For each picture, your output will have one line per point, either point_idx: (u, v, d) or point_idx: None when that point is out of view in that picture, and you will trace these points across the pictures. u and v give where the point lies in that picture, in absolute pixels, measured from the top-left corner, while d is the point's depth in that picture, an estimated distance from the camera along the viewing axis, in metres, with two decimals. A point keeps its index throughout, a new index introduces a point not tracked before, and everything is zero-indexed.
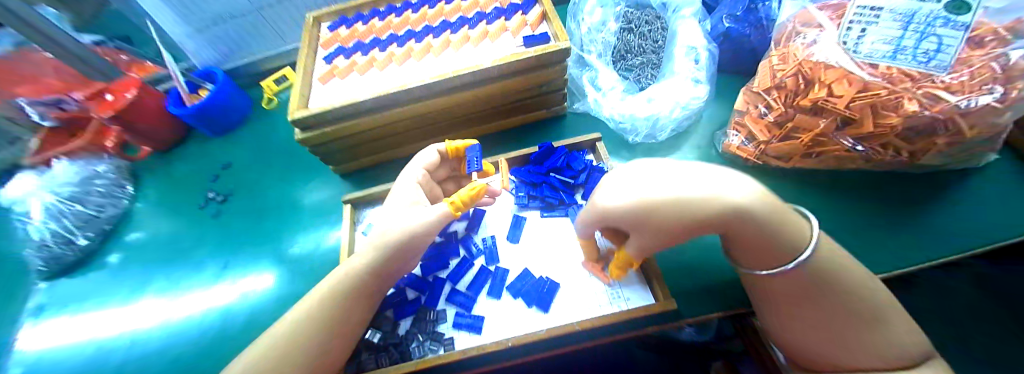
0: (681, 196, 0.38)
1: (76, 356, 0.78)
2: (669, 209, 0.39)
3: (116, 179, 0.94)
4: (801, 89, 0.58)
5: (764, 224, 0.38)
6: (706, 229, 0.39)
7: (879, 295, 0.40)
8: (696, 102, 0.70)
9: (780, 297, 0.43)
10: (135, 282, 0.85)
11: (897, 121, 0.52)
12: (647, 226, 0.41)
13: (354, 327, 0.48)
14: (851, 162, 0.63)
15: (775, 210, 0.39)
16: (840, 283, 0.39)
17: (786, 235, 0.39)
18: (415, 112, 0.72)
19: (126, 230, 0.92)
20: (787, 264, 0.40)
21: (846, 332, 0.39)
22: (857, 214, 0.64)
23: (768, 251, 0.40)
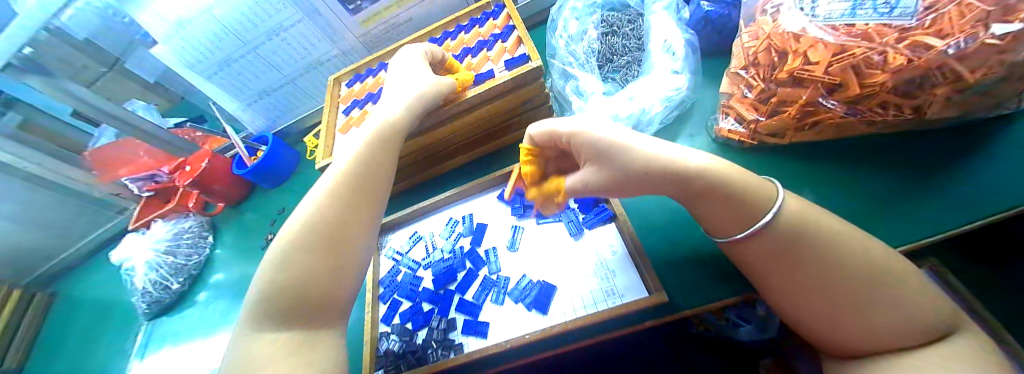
0: (628, 147, 0.50)
1: None
2: (612, 149, 0.51)
3: (198, 231, 1.13)
4: (776, 63, 0.58)
5: (705, 182, 0.47)
6: (658, 172, 0.49)
7: (880, 256, 0.39)
8: (677, 93, 0.72)
9: (764, 266, 0.46)
10: (215, 318, 1.02)
11: (884, 77, 0.50)
12: (607, 162, 0.52)
13: (352, 242, 0.48)
14: (855, 128, 0.60)
15: (721, 175, 0.46)
16: (820, 240, 0.41)
17: (752, 198, 0.45)
18: (418, 144, 0.80)
19: (208, 274, 1.11)
20: (757, 222, 0.45)
21: (842, 294, 0.39)
22: (871, 184, 0.59)
23: (716, 205, 0.48)
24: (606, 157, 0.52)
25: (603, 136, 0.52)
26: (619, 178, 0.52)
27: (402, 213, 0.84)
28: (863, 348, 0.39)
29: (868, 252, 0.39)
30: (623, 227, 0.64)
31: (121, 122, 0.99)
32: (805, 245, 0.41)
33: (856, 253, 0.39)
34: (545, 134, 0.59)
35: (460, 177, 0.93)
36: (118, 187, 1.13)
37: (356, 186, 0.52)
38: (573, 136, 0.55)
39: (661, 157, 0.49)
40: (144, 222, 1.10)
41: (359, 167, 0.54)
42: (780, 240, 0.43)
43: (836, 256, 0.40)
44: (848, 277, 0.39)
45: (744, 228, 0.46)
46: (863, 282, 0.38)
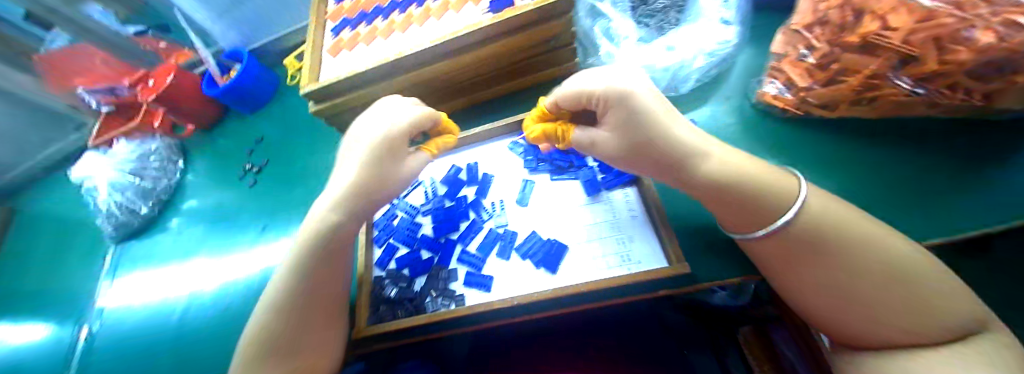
0: (659, 124, 0.45)
1: (149, 307, 0.92)
2: (642, 121, 0.45)
3: (167, 155, 1.03)
4: (849, 24, 0.50)
5: (729, 183, 0.42)
6: (671, 153, 0.45)
7: (902, 257, 0.35)
8: (724, 47, 0.64)
9: (773, 263, 0.43)
10: (188, 245, 0.96)
11: (966, 56, 0.42)
12: (621, 129, 0.47)
13: (330, 303, 0.51)
14: (911, 110, 0.54)
15: (757, 178, 0.42)
16: (836, 239, 0.37)
17: (768, 191, 0.41)
18: (421, 77, 0.71)
19: (179, 200, 1.03)
20: (774, 221, 0.40)
21: (848, 297, 0.36)
22: (911, 172, 0.56)
23: (730, 202, 0.44)
24: (631, 128, 0.46)
25: (642, 103, 0.46)
26: (632, 153, 0.48)
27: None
28: (864, 344, 0.36)
29: (892, 256, 0.35)
30: (648, 191, 0.59)
31: (75, 24, 0.98)
32: (822, 247, 0.38)
33: (875, 258, 0.35)
34: (572, 93, 0.51)
35: (464, 121, 0.85)
36: (72, 98, 1.06)
37: (324, 247, 0.50)
38: (605, 97, 0.48)
39: (682, 140, 0.45)
40: (102, 141, 0.99)
41: (334, 220, 0.50)
42: (789, 243, 0.40)
43: (852, 262, 0.36)
44: (859, 283, 0.35)
45: (765, 224, 0.42)
46: (876, 288, 0.35)
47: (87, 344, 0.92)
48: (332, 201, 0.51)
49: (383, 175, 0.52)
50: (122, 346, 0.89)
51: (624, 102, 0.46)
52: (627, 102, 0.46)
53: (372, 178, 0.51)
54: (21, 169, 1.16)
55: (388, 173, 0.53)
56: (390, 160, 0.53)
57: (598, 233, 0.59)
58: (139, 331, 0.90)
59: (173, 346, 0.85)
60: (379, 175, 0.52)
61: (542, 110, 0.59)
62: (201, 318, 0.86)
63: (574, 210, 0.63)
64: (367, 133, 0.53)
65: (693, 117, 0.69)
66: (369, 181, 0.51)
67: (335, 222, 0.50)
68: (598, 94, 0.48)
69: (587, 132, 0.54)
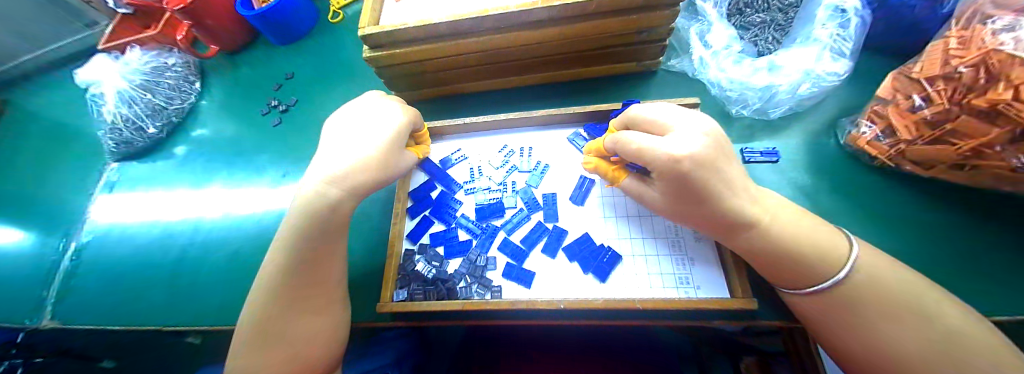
0: (720, 206, 0.41)
1: (146, 233, 0.86)
2: (700, 199, 0.41)
3: (184, 73, 0.96)
4: (978, 86, 0.44)
5: (774, 257, 0.43)
6: (724, 221, 0.43)
7: (962, 333, 0.34)
8: (831, 80, 0.61)
9: (815, 322, 0.43)
10: (198, 173, 0.89)
11: None
12: (674, 195, 0.44)
13: (324, 288, 0.48)
14: (1007, 184, 0.52)
15: (803, 254, 0.41)
16: (880, 311, 0.37)
17: (813, 264, 0.41)
18: (493, 44, 0.63)
19: (191, 125, 0.95)
20: (815, 285, 0.41)
21: (890, 362, 0.36)
22: (982, 250, 0.55)
23: (777, 270, 0.44)
24: (686, 202, 0.43)
25: (702, 183, 0.40)
26: (681, 215, 0.46)
27: (448, 124, 0.70)
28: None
29: (936, 323, 0.35)
30: None
31: None
32: (860, 315, 0.38)
33: (917, 324, 0.36)
34: (632, 150, 0.45)
35: (522, 100, 0.79)
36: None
37: (321, 228, 0.47)
38: (659, 171, 0.42)
39: (742, 210, 0.42)
40: (116, 46, 0.92)
41: (328, 198, 0.47)
42: (834, 305, 0.40)
43: (890, 329, 0.37)
44: (903, 351, 0.36)
45: (803, 286, 0.42)
46: (919, 355, 0.35)
47: (74, 261, 0.86)
48: (325, 179, 0.47)
49: (387, 164, 0.50)
50: (114, 271, 0.83)
51: (683, 180, 0.40)
52: (687, 180, 0.40)
53: (383, 168, 0.50)
54: (27, 59, 1.10)
55: (377, 167, 0.49)
56: (397, 156, 0.52)
57: (656, 250, 0.56)
58: (135, 258, 0.84)
59: (170, 283, 0.79)
60: (383, 166, 0.50)
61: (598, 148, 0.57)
62: (200, 256, 0.80)
63: (635, 219, 0.59)
64: (369, 133, 0.50)
65: (775, 144, 0.66)
66: (374, 169, 0.48)
67: (331, 200, 0.47)
68: (653, 166, 0.42)
69: (639, 184, 0.50)
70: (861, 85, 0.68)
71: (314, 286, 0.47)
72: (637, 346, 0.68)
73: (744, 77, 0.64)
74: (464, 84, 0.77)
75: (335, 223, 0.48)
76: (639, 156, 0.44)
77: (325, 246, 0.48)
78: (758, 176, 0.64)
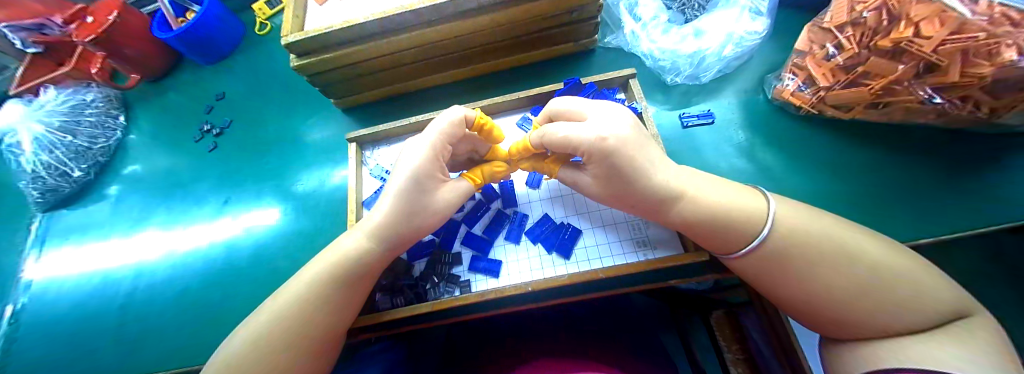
0: (645, 181, 0.43)
1: (87, 284, 0.80)
2: (625, 176, 0.43)
3: (105, 109, 0.88)
4: (882, 27, 0.48)
5: (706, 224, 0.42)
6: (656, 199, 0.44)
7: (865, 262, 0.36)
8: (752, 38, 0.65)
9: (754, 279, 0.43)
10: (133, 217, 0.83)
11: (990, 71, 0.42)
12: (612, 181, 0.44)
13: (330, 330, 0.44)
14: (919, 117, 0.56)
15: (732, 218, 0.41)
16: (804, 258, 0.38)
17: (738, 224, 0.41)
18: (423, 39, 0.60)
19: (121, 164, 0.89)
20: (744, 248, 0.41)
21: (826, 305, 0.36)
22: (904, 180, 0.59)
23: (711, 237, 0.43)
24: (615, 181, 0.44)
25: (625, 160, 0.42)
26: (617, 199, 0.46)
27: (379, 130, 0.65)
28: (849, 341, 0.37)
29: (860, 262, 0.36)
30: None
31: None
32: (793, 266, 0.38)
33: (843, 266, 0.36)
34: (558, 139, 0.45)
35: (467, 92, 0.79)
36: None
37: (346, 277, 0.45)
38: (587, 151, 0.43)
39: (668, 185, 0.43)
40: (28, 87, 0.83)
41: (368, 250, 0.47)
42: (766, 261, 0.40)
43: (820, 275, 0.37)
44: (834, 293, 0.36)
45: (736, 249, 0.42)
46: (845, 294, 0.35)
47: (11, 326, 0.78)
48: (364, 234, 0.47)
49: (416, 210, 0.46)
50: (57, 330, 0.77)
51: (610, 158, 0.42)
52: (613, 159, 0.42)
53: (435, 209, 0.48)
54: None
55: (424, 212, 0.47)
56: (419, 194, 0.46)
57: (612, 220, 0.55)
58: (80, 310, 0.78)
59: (117, 330, 0.75)
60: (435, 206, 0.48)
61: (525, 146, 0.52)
62: (152, 299, 0.76)
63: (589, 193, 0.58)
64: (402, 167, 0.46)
65: (710, 106, 0.68)
66: (426, 217, 0.47)
67: (364, 250, 0.46)
68: (580, 147, 0.43)
69: (575, 171, 0.49)
70: (786, 40, 0.71)
71: (336, 325, 0.44)
72: (608, 317, 0.69)
73: (674, 45, 0.66)
74: (403, 83, 0.76)
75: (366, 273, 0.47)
76: (565, 142, 0.44)
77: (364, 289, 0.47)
78: (701, 139, 0.66)
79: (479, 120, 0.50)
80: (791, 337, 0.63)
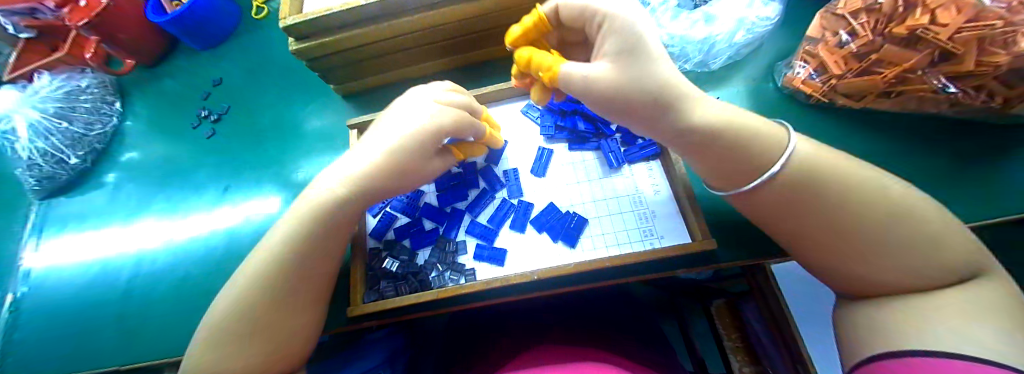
0: (663, 65, 0.39)
1: (88, 271, 0.79)
2: (648, 50, 0.38)
3: (101, 95, 0.86)
4: (897, 14, 0.46)
5: (721, 137, 0.39)
6: (668, 91, 0.39)
7: (887, 204, 0.33)
8: (764, 24, 0.63)
9: (769, 220, 0.40)
10: (131, 205, 0.83)
11: (1005, 59, 0.41)
12: (631, 59, 0.38)
13: None
14: (932, 106, 0.55)
15: (749, 135, 0.38)
16: (822, 199, 0.35)
17: (757, 144, 0.38)
18: (425, 22, 0.59)
19: (118, 151, 0.87)
20: (762, 175, 0.37)
21: (843, 247, 0.35)
22: (914, 170, 0.58)
23: (725, 154, 0.39)
24: (634, 56, 0.38)
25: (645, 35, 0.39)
26: (630, 91, 0.39)
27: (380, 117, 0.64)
28: (863, 295, 0.35)
29: (893, 200, 0.33)
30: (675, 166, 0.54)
31: None
32: (812, 205, 0.35)
33: (864, 205, 0.33)
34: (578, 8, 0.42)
35: (470, 78, 0.78)
36: None
37: None
38: (611, 20, 0.39)
39: (684, 85, 0.40)
40: (23, 73, 0.81)
41: (345, 196, 0.45)
42: (784, 201, 0.37)
43: (828, 221, 0.35)
44: (850, 236, 0.34)
45: (753, 175, 0.38)
46: (866, 235, 0.33)
47: (12, 313, 0.78)
48: (342, 179, 0.45)
49: (414, 167, 0.47)
50: (60, 318, 0.77)
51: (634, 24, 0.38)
52: (637, 28, 0.38)
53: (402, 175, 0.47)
54: None
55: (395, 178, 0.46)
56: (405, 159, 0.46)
57: (618, 208, 0.54)
58: (82, 297, 0.78)
59: (119, 316, 0.75)
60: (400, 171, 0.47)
61: (537, 19, 0.47)
62: (153, 286, 0.76)
63: (596, 182, 0.57)
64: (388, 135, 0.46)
65: (719, 94, 0.68)
66: (387, 173, 0.46)
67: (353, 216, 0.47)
68: (604, 15, 0.40)
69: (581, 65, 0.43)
70: (798, 27, 0.69)
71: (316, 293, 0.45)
72: (611, 304, 0.69)
73: (684, 31, 0.65)
74: (404, 69, 0.74)
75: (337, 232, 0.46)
76: (586, 16, 0.42)
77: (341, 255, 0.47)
78: None
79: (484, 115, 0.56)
80: (789, 326, 0.64)
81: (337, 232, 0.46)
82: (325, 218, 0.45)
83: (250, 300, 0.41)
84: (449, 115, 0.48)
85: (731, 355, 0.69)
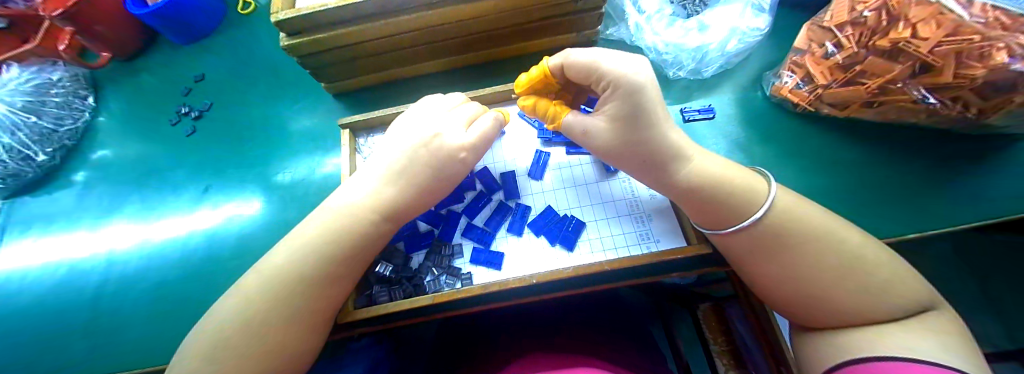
0: (660, 128, 0.42)
1: (52, 274, 0.74)
2: (646, 117, 0.41)
3: (73, 88, 0.81)
4: (880, 27, 0.48)
5: (701, 195, 0.42)
6: (659, 153, 0.42)
7: (843, 249, 0.36)
8: (754, 35, 0.65)
9: (742, 260, 0.43)
10: (103, 206, 0.78)
11: (981, 72, 0.43)
12: (629, 126, 0.42)
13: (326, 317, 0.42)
14: (911, 116, 0.58)
15: (732, 190, 0.41)
16: (789, 241, 0.38)
17: (736, 199, 0.41)
18: (423, 21, 0.58)
19: (90, 148, 0.83)
20: (737, 223, 0.41)
21: (799, 286, 0.37)
22: (891, 179, 0.61)
23: (707, 205, 0.42)
24: (631, 122, 0.41)
25: (648, 99, 0.41)
26: (624, 150, 0.44)
27: (373, 116, 0.62)
28: (824, 328, 0.37)
29: (845, 246, 0.37)
30: None
31: None
32: (773, 249, 0.39)
33: (825, 248, 0.37)
34: (584, 65, 0.43)
35: (467, 80, 0.78)
36: None
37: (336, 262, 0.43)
38: (616, 85, 0.41)
39: (677, 146, 0.43)
40: None
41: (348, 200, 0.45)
42: (754, 241, 0.40)
43: (795, 261, 0.38)
44: (805, 276, 0.37)
45: (730, 222, 0.41)
46: (815, 276, 0.36)
47: None
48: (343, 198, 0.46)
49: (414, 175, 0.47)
50: (20, 326, 0.71)
51: (636, 94, 0.40)
52: (639, 96, 0.40)
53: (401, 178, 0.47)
54: None
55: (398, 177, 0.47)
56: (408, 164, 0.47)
57: (615, 212, 0.55)
58: (46, 304, 0.73)
59: (88, 325, 0.70)
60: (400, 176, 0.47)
61: (544, 70, 0.48)
62: (126, 292, 0.71)
63: (593, 185, 0.57)
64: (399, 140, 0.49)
65: (711, 102, 0.70)
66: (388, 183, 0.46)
67: (360, 208, 0.45)
68: (610, 79, 0.41)
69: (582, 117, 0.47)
70: (785, 38, 0.71)
71: None
72: (606, 308, 0.69)
73: (678, 39, 0.66)
74: (399, 68, 0.73)
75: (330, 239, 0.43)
76: (592, 73, 0.43)
77: None
78: (699, 134, 0.68)
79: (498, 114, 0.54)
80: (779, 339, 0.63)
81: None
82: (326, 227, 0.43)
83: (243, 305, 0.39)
84: (484, 131, 0.50)
85: (716, 358, 0.66)
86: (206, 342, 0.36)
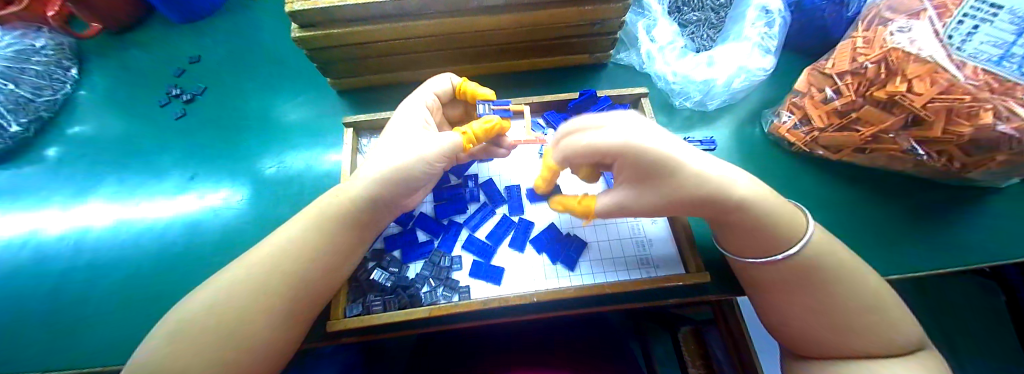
0: (686, 170, 0.37)
1: (18, 250, 0.70)
2: (664, 171, 0.37)
3: (57, 57, 0.77)
4: (879, 80, 0.50)
5: (746, 217, 0.38)
6: (702, 202, 0.38)
7: (860, 288, 0.37)
8: (758, 74, 0.68)
9: (764, 289, 0.42)
10: (78, 184, 0.73)
11: (968, 130, 0.46)
12: (659, 186, 0.38)
13: None
14: (898, 163, 0.61)
15: (771, 217, 0.38)
16: (822, 278, 0.37)
17: (778, 227, 0.38)
18: (443, 28, 0.58)
19: (68, 122, 0.78)
20: (780, 254, 0.38)
21: (812, 318, 0.38)
22: (875, 223, 0.64)
23: (753, 238, 0.39)
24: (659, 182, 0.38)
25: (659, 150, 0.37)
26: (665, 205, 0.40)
27: (380, 117, 0.61)
28: (818, 356, 0.39)
29: (863, 287, 0.37)
30: None
31: None
32: (798, 283, 0.38)
33: (847, 287, 0.37)
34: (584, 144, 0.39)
35: None
36: None
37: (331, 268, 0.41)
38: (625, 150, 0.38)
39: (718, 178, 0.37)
40: None
41: (357, 203, 0.44)
42: (785, 274, 0.39)
43: (822, 297, 0.37)
44: (824, 309, 0.37)
45: (776, 249, 0.39)
46: (832, 312, 0.37)
47: None
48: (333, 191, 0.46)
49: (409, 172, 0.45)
50: None
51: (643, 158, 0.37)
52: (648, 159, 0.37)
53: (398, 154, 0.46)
54: None
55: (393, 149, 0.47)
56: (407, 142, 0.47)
57: (618, 233, 0.55)
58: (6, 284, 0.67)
59: (47, 313, 0.65)
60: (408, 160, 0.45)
61: None
62: (94, 278, 0.67)
63: None
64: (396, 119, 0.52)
65: (712, 133, 0.72)
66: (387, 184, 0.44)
67: (364, 212, 0.44)
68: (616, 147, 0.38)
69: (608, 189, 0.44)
70: (783, 78, 0.75)
71: (298, 309, 0.40)
72: (598, 328, 0.69)
73: (688, 71, 0.69)
74: (411, 71, 0.73)
75: (332, 243, 0.43)
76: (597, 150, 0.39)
77: (335, 263, 0.43)
78: None
79: (460, 84, 0.56)
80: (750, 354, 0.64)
81: (338, 235, 0.43)
82: (325, 230, 0.42)
83: (235, 306, 0.36)
84: (443, 84, 0.56)
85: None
86: (190, 346, 0.34)
